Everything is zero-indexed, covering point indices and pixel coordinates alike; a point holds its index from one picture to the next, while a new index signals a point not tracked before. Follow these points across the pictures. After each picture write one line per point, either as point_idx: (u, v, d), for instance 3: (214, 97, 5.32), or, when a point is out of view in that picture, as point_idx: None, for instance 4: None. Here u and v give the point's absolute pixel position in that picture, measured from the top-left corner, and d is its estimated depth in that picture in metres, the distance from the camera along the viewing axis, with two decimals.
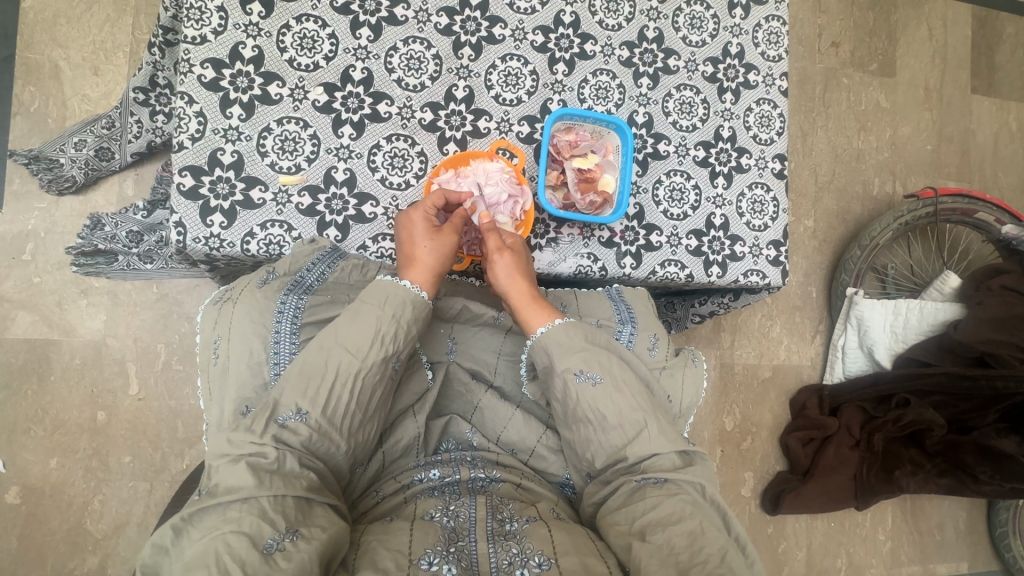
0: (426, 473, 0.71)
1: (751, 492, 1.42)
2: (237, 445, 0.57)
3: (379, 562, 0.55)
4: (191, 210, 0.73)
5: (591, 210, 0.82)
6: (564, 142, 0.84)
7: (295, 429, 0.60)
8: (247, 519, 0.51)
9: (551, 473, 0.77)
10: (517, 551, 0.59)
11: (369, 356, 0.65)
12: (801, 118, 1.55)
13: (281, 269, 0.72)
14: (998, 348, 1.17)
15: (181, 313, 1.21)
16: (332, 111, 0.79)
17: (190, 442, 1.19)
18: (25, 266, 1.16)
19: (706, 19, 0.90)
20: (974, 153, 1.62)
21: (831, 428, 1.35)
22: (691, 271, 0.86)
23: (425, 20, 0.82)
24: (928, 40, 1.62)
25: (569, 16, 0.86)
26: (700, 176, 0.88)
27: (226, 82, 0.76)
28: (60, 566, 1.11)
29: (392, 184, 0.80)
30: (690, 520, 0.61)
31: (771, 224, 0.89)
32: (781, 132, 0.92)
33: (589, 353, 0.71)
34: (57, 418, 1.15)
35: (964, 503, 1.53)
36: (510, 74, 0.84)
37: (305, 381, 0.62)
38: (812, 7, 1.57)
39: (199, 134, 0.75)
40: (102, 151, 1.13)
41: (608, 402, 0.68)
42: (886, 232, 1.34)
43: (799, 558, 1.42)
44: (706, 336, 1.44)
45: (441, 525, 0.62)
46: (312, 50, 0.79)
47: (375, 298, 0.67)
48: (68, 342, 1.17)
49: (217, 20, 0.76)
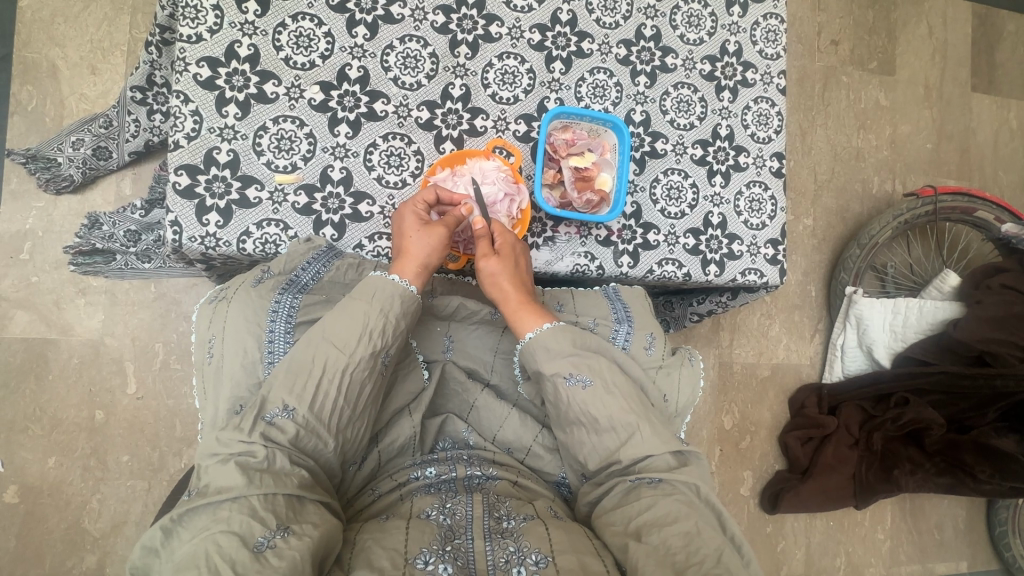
0: (422, 471, 0.71)
1: (750, 491, 1.42)
2: (226, 444, 0.57)
3: (375, 561, 0.55)
4: (187, 208, 0.73)
5: (588, 209, 0.82)
6: (561, 141, 0.83)
7: (283, 427, 0.60)
8: (237, 519, 0.51)
9: (547, 472, 0.77)
10: (514, 549, 0.59)
11: (356, 350, 0.64)
12: (801, 117, 1.54)
13: (277, 268, 0.72)
14: (998, 347, 1.16)
15: (179, 313, 1.22)
16: (329, 109, 0.79)
17: (188, 441, 1.19)
18: (23, 265, 1.16)
19: (703, 17, 0.90)
20: (974, 151, 1.62)
21: (830, 427, 1.35)
22: (688, 270, 0.85)
23: (422, 18, 0.82)
24: (928, 38, 1.62)
25: (566, 14, 0.86)
26: (697, 175, 0.88)
27: (222, 81, 0.76)
28: (59, 565, 1.11)
29: (388, 183, 0.80)
30: (686, 521, 0.60)
31: (768, 223, 0.89)
32: (779, 131, 0.91)
33: (577, 357, 0.70)
34: (54, 417, 1.15)
35: (963, 502, 1.53)
36: (507, 72, 0.84)
37: (292, 378, 0.62)
38: (811, 5, 1.57)
39: (195, 133, 0.74)
40: (99, 150, 1.13)
41: (597, 403, 0.68)
42: (886, 231, 1.34)
43: (798, 556, 1.42)
44: (705, 335, 1.44)
45: (437, 523, 0.62)
46: (308, 49, 0.78)
47: (364, 292, 0.67)
48: (66, 341, 1.17)
49: (213, 19, 0.76)
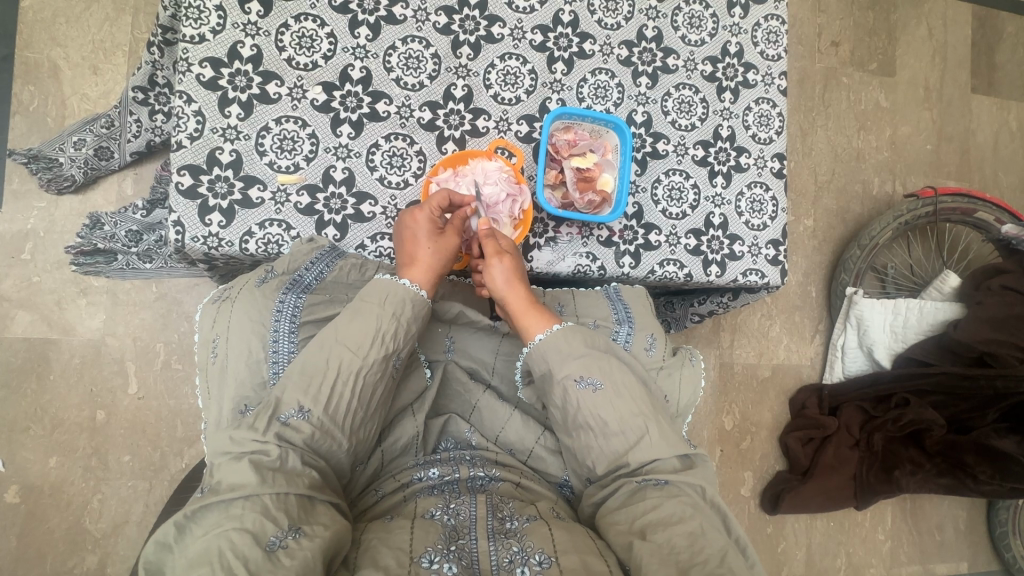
0: (425, 472, 0.71)
1: (751, 492, 1.42)
2: (240, 443, 0.57)
3: (381, 560, 0.55)
4: (189, 209, 0.73)
5: (590, 209, 0.82)
6: (563, 141, 0.83)
7: (297, 427, 0.60)
8: (250, 517, 0.51)
9: (551, 474, 0.77)
10: (517, 549, 0.59)
11: (370, 353, 0.65)
12: (802, 118, 1.55)
13: (280, 268, 0.73)
14: (999, 348, 1.16)
15: (180, 313, 1.22)
16: (331, 110, 0.79)
17: (189, 441, 1.19)
18: (25, 265, 1.16)
19: (705, 18, 0.90)
20: (974, 152, 1.62)
21: (831, 428, 1.35)
22: (690, 271, 0.86)
23: (424, 19, 0.82)
24: (928, 39, 1.62)
25: (568, 15, 0.86)
26: (699, 176, 0.88)
27: (224, 81, 0.76)
28: (59, 565, 1.11)
29: (390, 183, 0.80)
30: (690, 521, 0.61)
31: (770, 224, 0.89)
32: (780, 132, 0.92)
33: (588, 358, 0.71)
34: (56, 417, 1.15)
35: (964, 503, 1.53)
36: (509, 73, 0.84)
37: (306, 379, 0.62)
38: (812, 6, 1.57)
39: (197, 133, 0.75)
40: (101, 150, 1.13)
41: (608, 407, 0.68)
42: (886, 231, 1.34)
43: (799, 557, 1.42)
44: (706, 336, 1.44)
45: (441, 523, 0.62)
46: (310, 50, 0.79)
47: (377, 295, 0.67)
48: (68, 341, 1.17)
49: (216, 19, 0.76)
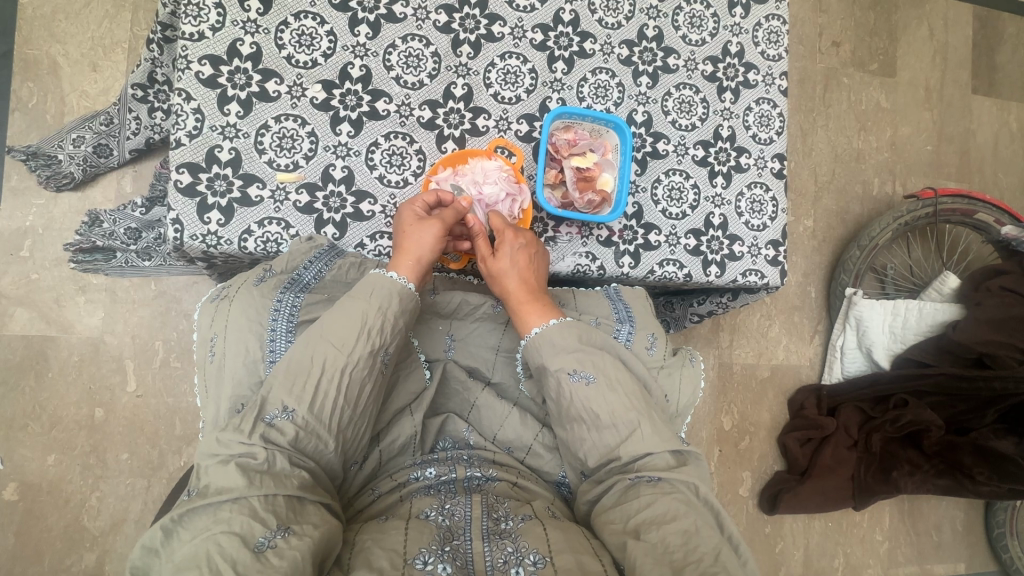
0: (422, 472, 0.71)
1: (749, 491, 1.42)
2: (226, 445, 0.57)
3: (374, 561, 0.55)
4: (188, 207, 0.73)
5: (589, 209, 0.82)
6: (562, 141, 0.83)
7: (282, 428, 0.60)
8: (237, 519, 0.51)
9: (546, 472, 0.77)
10: (512, 550, 0.59)
11: (355, 350, 0.64)
12: (802, 118, 1.54)
13: (278, 267, 0.72)
14: (999, 349, 1.16)
15: (179, 310, 1.22)
16: (331, 108, 0.79)
17: (187, 439, 1.19)
18: (23, 262, 1.16)
19: (706, 18, 0.90)
20: (973, 153, 1.62)
21: (830, 428, 1.35)
22: (689, 271, 0.85)
23: (424, 18, 0.82)
24: (929, 40, 1.62)
25: (568, 14, 0.86)
26: (699, 176, 0.88)
27: (224, 79, 0.75)
28: (57, 563, 1.11)
29: (389, 182, 0.80)
30: (684, 518, 0.60)
31: (770, 224, 0.89)
32: (781, 132, 0.91)
33: (583, 353, 0.71)
34: (53, 415, 1.14)
35: (962, 504, 1.53)
36: (509, 72, 0.84)
37: (292, 379, 0.62)
38: (812, 6, 1.57)
39: (197, 131, 0.74)
40: (100, 147, 1.13)
41: (602, 401, 0.68)
42: (886, 232, 1.34)
43: (796, 557, 1.42)
44: (705, 335, 1.44)
45: (436, 524, 0.62)
46: (310, 47, 0.78)
47: (363, 292, 0.67)
48: (66, 339, 1.17)
49: (215, 16, 0.76)
